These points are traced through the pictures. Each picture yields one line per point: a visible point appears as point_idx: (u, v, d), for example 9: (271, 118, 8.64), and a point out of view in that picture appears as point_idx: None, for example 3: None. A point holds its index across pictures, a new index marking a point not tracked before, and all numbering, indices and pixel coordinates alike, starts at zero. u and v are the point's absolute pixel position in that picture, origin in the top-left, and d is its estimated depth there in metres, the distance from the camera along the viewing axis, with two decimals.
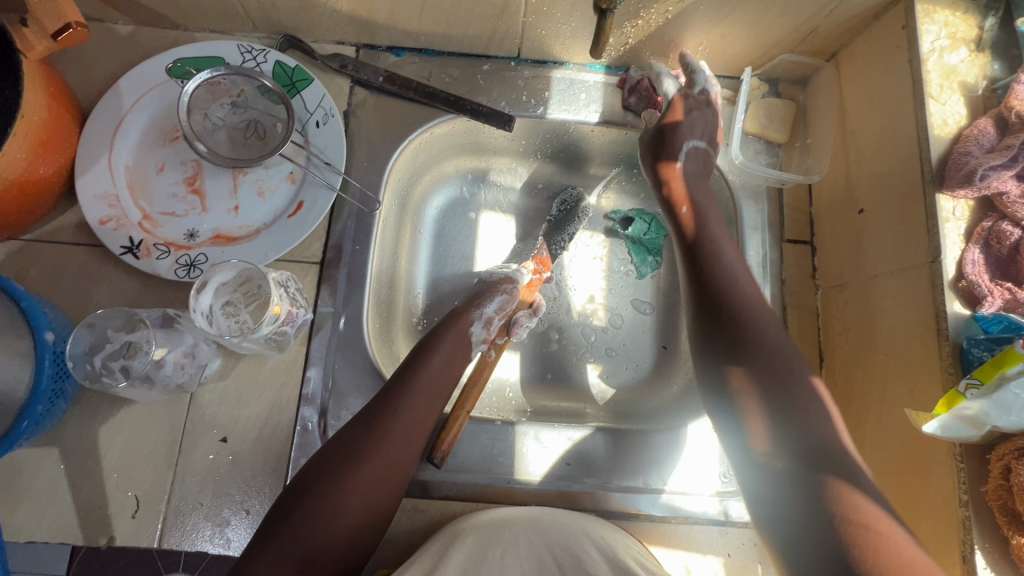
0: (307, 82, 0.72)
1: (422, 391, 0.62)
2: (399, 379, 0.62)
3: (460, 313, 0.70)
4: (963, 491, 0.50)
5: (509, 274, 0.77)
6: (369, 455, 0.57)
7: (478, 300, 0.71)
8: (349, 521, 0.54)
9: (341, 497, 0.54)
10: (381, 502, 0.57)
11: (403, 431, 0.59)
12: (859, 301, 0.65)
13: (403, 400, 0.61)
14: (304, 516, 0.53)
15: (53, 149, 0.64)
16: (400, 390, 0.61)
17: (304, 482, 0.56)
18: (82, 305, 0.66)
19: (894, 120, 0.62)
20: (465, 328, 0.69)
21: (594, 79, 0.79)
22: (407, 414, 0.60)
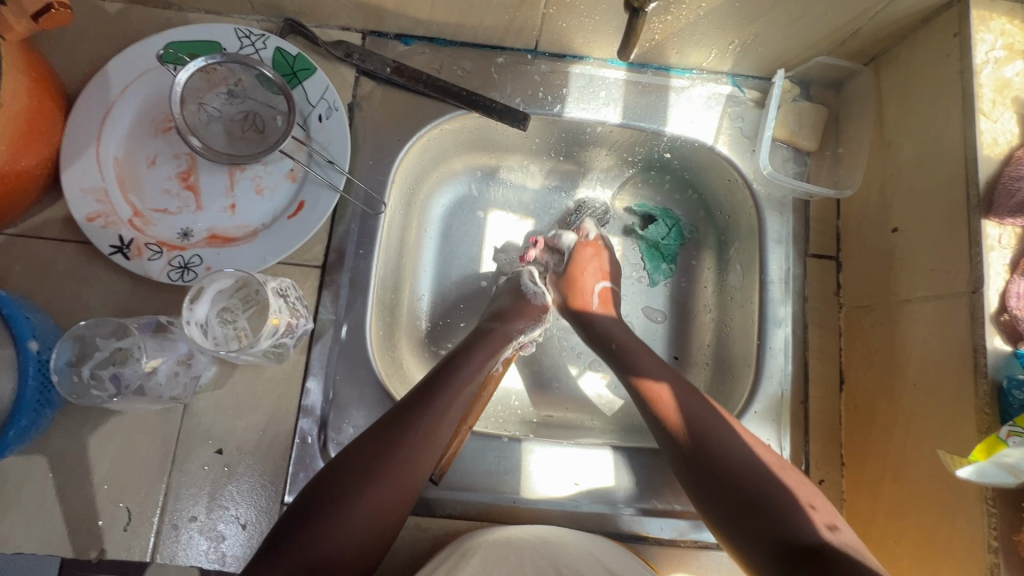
0: (309, 72, 0.67)
1: (441, 409, 0.58)
2: (422, 396, 0.58)
3: (497, 333, 0.68)
4: (993, 537, 0.48)
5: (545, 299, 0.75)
6: (377, 477, 0.53)
7: (508, 320, 0.70)
8: (349, 550, 0.50)
9: (350, 519, 0.50)
10: (383, 530, 0.52)
11: (416, 451, 0.55)
12: (887, 325, 0.62)
13: (421, 418, 0.56)
14: (301, 538, 0.49)
15: (36, 140, 0.59)
16: (419, 408, 0.57)
17: (312, 497, 0.51)
18: (69, 306, 0.63)
19: (938, 136, 0.58)
20: (498, 347, 0.66)
21: (614, 76, 0.74)
22: (422, 435, 0.56)
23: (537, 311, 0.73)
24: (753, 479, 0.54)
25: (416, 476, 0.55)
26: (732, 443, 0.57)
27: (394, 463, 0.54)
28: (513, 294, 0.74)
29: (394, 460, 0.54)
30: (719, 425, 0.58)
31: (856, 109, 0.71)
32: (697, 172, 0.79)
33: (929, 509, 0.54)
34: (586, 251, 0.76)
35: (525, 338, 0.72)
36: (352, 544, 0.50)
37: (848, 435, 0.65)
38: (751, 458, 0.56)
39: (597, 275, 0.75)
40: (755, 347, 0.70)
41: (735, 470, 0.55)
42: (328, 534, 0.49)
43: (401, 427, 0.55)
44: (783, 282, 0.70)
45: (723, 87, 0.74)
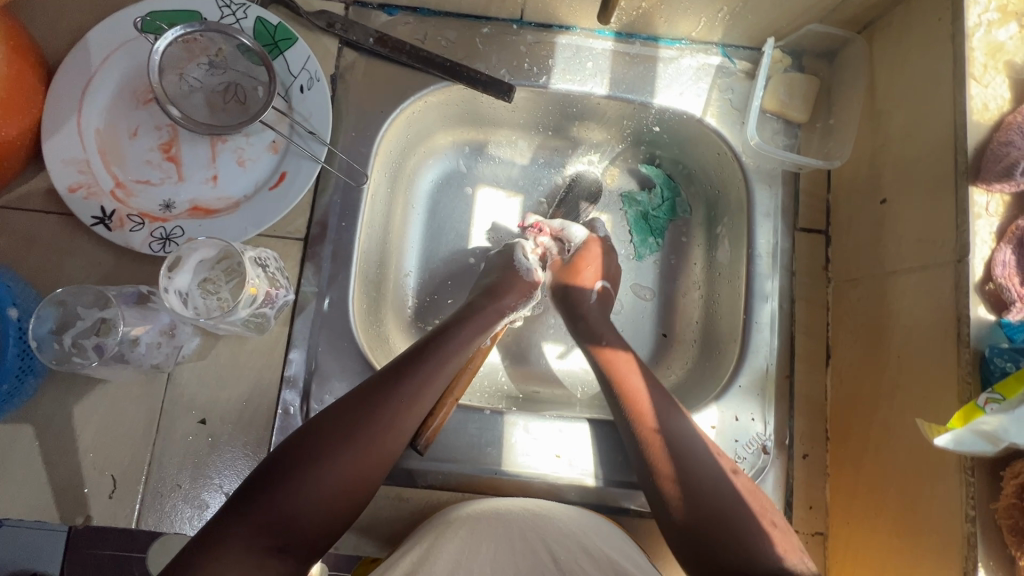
0: (291, 41, 0.66)
1: (424, 379, 0.58)
2: (405, 365, 0.59)
3: (488, 309, 0.68)
4: (970, 507, 0.47)
5: (531, 272, 0.74)
6: (353, 442, 0.53)
7: (495, 295, 0.70)
8: (319, 508, 0.51)
9: (318, 475, 0.51)
10: (355, 490, 0.53)
11: (395, 414, 0.56)
12: (873, 297, 0.61)
13: (402, 387, 0.57)
14: (270, 494, 0.50)
15: (15, 109, 0.59)
16: (401, 376, 0.57)
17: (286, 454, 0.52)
18: (53, 277, 0.63)
19: (928, 103, 0.57)
20: (489, 324, 0.67)
21: (602, 47, 0.73)
22: (401, 404, 0.56)
23: (527, 287, 0.73)
24: (726, 515, 0.55)
25: (393, 442, 0.55)
26: (688, 440, 0.59)
27: (372, 428, 0.54)
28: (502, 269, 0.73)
29: (371, 426, 0.54)
30: (676, 419, 0.61)
31: (848, 78, 0.69)
32: (687, 147, 0.78)
33: (908, 480, 0.53)
34: (592, 247, 0.76)
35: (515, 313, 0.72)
36: (322, 502, 0.51)
37: (833, 409, 0.65)
38: (721, 482, 0.57)
39: (595, 276, 0.74)
40: (741, 322, 0.69)
41: (692, 463, 0.58)
42: (299, 488, 0.51)
43: (382, 394, 0.56)
44: (770, 255, 0.69)
45: (712, 58, 0.73)
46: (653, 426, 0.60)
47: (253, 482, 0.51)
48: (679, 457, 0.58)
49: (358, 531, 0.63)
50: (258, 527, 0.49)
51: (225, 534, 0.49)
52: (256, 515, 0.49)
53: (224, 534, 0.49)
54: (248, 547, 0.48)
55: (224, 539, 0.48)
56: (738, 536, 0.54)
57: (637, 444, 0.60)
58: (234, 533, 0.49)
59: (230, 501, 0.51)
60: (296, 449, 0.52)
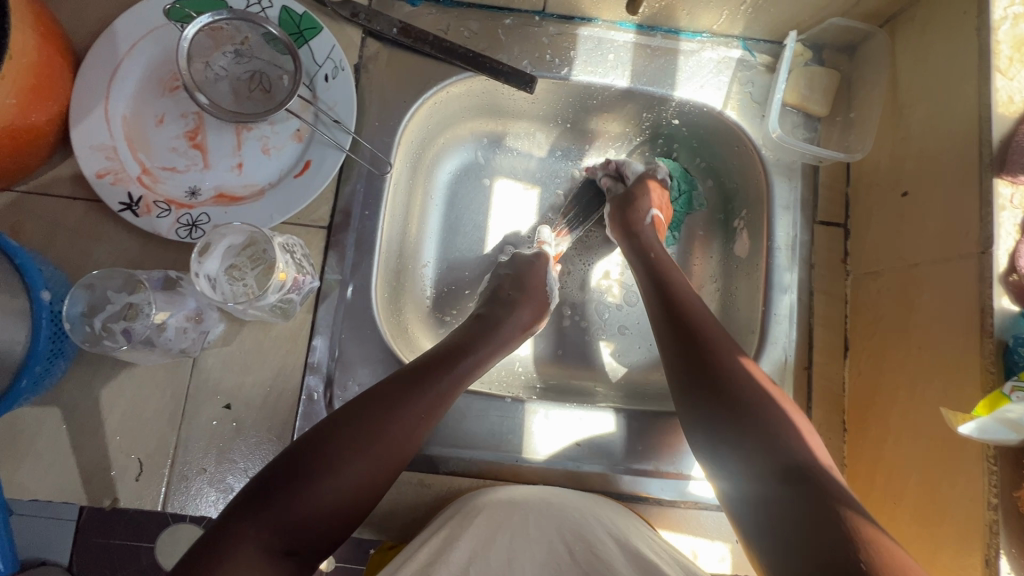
0: (316, 31, 0.67)
1: (442, 392, 0.57)
2: (425, 374, 0.58)
3: (505, 322, 0.67)
4: (993, 494, 0.48)
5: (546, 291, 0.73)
6: (371, 449, 0.52)
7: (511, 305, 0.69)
8: (331, 513, 0.50)
9: (338, 482, 0.50)
10: (370, 493, 0.52)
11: (415, 422, 0.55)
12: (893, 289, 0.62)
13: (422, 398, 0.56)
14: (282, 497, 0.48)
15: (45, 96, 0.59)
16: (420, 387, 0.57)
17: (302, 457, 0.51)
18: (80, 263, 0.64)
19: (952, 97, 0.57)
20: (506, 340, 0.66)
21: (623, 39, 0.73)
22: (420, 416, 0.55)
23: (546, 299, 0.72)
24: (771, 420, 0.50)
25: (409, 452, 0.55)
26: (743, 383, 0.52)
27: (391, 437, 0.53)
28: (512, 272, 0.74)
29: (389, 436, 0.53)
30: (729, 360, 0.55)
31: (869, 72, 0.70)
32: (706, 140, 0.79)
33: (928, 469, 0.54)
34: (648, 181, 0.75)
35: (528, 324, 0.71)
36: (334, 508, 0.50)
37: (850, 400, 0.65)
38: (781, 415, 0.50)
39: (653, 203, 0.73)
40: (760, 313, 0.70)
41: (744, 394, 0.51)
42: (316, 494, 0.49)
43: (402, 402, 0.55)
44: (789, 248, 0.70)
45: (733, 51, 0.73)
46: (708, 369, 0.54)
47: (262, 483, 0.49)
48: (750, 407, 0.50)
49: (380, 516, 0.64)
50: (266, 530, 0.47)
51: (230, 538, 0.46)
52: (266, 517, 0.48)
53: (227, 537, 0.46)
54: (255, 552, 0.46)
55: (234, 544, 0.46)
56: (762, 425, 0.49)
57: (701, 385, 0.53)
58: (240, 536, 0.47)
59: (236, 500, 0.49)
60: (311, 453, 0.51)
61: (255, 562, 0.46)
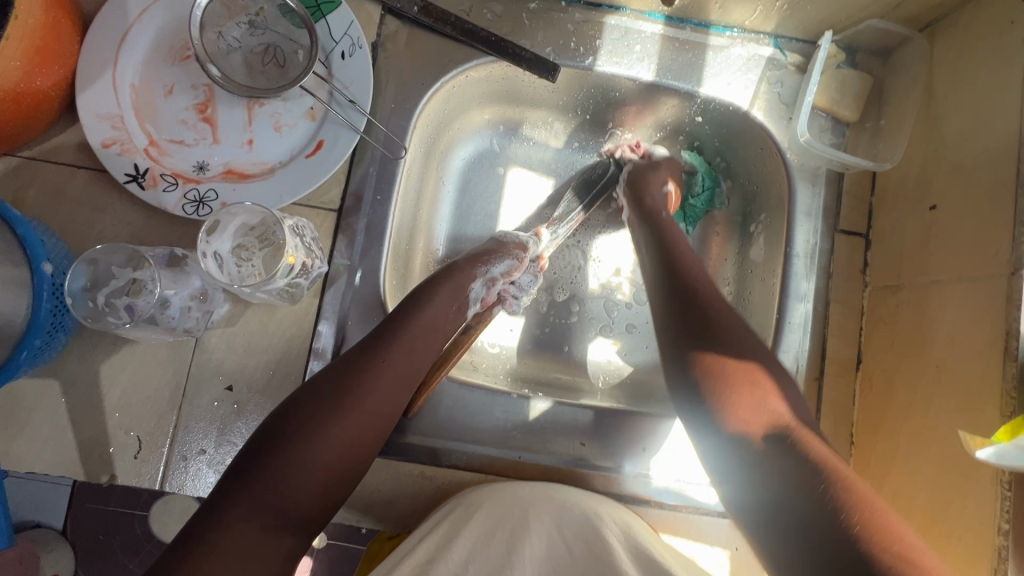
0: (334, 5, 0.64)
1: (407, 342, 0.56)
2: (387, 329, 0.57)
3: (464, 265, 0.64)
4: (1004, 520, 0.47)
5: (522, 240, 0.71)
6: (340, 411, 0.51)
7: (486, 258, 0.66)
8: (314, 484, 0.48)
9: (309, 449, 0.48)
10: (350, 464, 0.51)
11: (380, 383, 0.53)
12: (913, 306, 0.60)
13: (385, 353, 0.55)
14: (260, 472, 0.47)
15: (52, 59, 0.57)
16: (382, 341, 0.56)
17: (274, 430, 0.49)
18: (83, 235, 0.62)
19: (992, 108, 0.55)
20: (463, 282, 0.63)
21: (651, 30, 0.70)
22: (388, 369, 0.54)
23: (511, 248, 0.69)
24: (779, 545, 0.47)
25: (383, 409, 0.53)
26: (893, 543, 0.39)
27: (360, 395, 0.52)
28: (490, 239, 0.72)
29: (356, 394, 0.52)
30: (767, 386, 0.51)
31: (903, 78, 0.67)
32: (728, 139, 0.76)
33: (939, 489, 0.53)
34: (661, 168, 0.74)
35: (498, 275, 0.67)
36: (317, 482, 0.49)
37: (860, 414, 0.64)
38: None
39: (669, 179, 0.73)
40: (773, 321, 0.68)
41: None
42: (292, 466, 0.47)
43: (364, 364, 0.54)
44: (808, 256, 0.68)
45: (764, 48, 0.71)
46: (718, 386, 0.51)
47: (242, 462, 0.48)
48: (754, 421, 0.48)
49: (379, 506, 0.63)
50: (252, 508, 0.46)
51: (220, 521, 0.45)
52: (248, 497, 0.46)
53: (220, 519, 0.45)
54: (245, 528, 0.45)
55: (219, 527, 0.45)
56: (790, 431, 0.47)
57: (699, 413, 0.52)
58: (231, 519, 0.45)
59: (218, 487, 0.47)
60: (284, 424, 0.50)
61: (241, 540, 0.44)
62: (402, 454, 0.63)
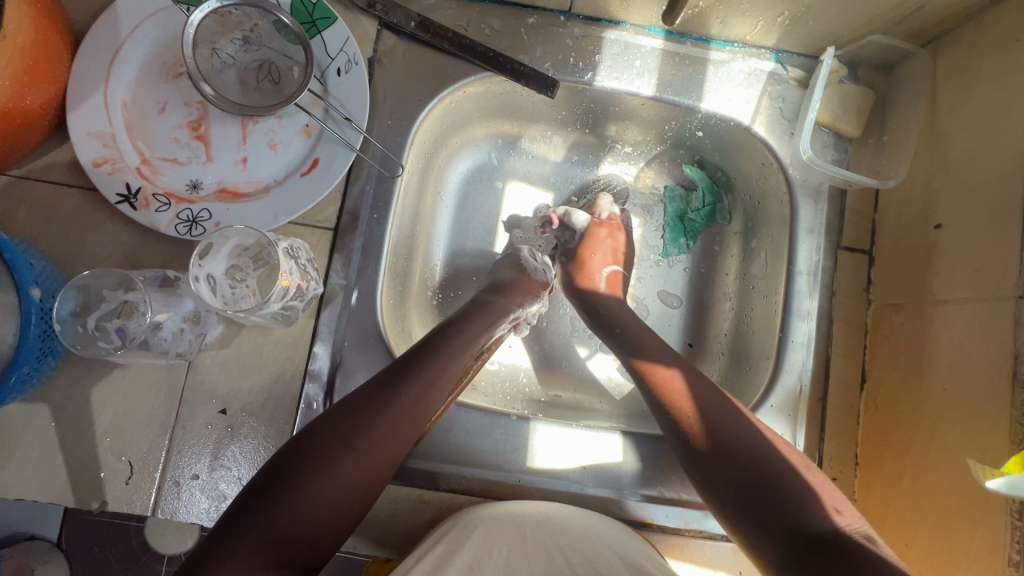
0: (329, 21, 0.63)
1: (430, 376, 0.55)
2: (410, 363, 0.56)
3: (495, 304, 0.65)
4: (1014, 549, 0.46)
5: (546, 277, 0.73)
6: (359, 443, 0.50)
7: (513, 297, 0.67)
8: (325, 515, 0.47)
9: (324, 480, 0.47)
10: (362, 497, 0.49)
11: (401, 416, 0.52)
12: (918, 326, 0.59)
13: (407, 388, 0.54)
14: (272, 502, 0.46)
15: (42, 77, 0.56)
16: (404, 374, 0.55)
17: (291, 459, 0.48)
18: (73, 255, 0.61)
19: (997, 127, 0.55)
20: (494, 321, 0.63)
21: (651, 45, 0.70)
22: (407, 405, 0.53)
23: (536, 287, 0.71)
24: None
25: (398, 445, 0.52)
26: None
27: (379, 426, 0.51)
28: (513, 268, 0.71)
29: (376, 426, 0.51)
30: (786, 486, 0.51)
31: (906, 94, 0.67)
32: (729, 154, 0.76)
33: (947, 514, 0.52)
34: None
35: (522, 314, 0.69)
36: (328, 513, 0.47)
37: (864, 435, 0.63)
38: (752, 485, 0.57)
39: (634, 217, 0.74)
40: (776, 339, 0.67)
41: None
42: (306, 497, 0.46)
43: (385, 395, 0.53)
44: (810, 274, 0.67)
45: (766, 63, 0.70)
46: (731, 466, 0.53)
47: (254, 489, 0.47)
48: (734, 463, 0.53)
49: (376, 531, 0.62)
50: (259, 539, 0.44)
51: (224, 553, 0.43)
52: (257, 527, 0.45)
53: (227, 548, 0.44)
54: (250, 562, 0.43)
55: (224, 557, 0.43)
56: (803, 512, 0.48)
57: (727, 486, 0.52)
58: (236, 550, 0.43)
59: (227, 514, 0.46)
60: (299, 452, 0.49)
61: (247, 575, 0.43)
62: (399, 477, 0.62)
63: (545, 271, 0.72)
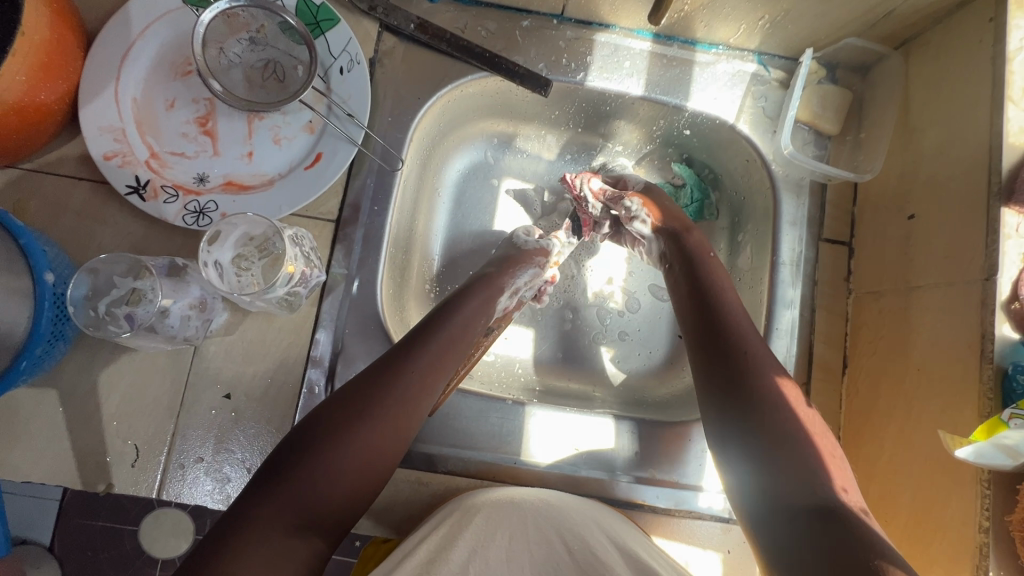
0: (333, 23, 0.66)
1: (438, 352, 0.57)
2: (414, 340, 0.58)
3: (495, 279, 0.66)
4: (984, 517, 0.48)
5: (543, 246, 0.72)
6: (373, 416, 0.52)
7: (513, 269, 0.68)
8: (344, 484, 0.49)
9: (344, 450, 0.49)
10: (377, 467, 0.51)
11: (412, 391, 0.54)
12: (895, 312, 0.62)
13: (416, 363, 0.56)
14: (291, 478, 0.47)
15: (56, 73, 0.59)
16: (412, 351, 0.57)
17: (309, 432, 0.50)
18: (83, 245, 0.63)
19: (963, 122, 0.58)
20: (494, 295, 0.65)
21: (640, 47, 0.73)
22: (417, 380, 0.55)
23: (536, 260, 0.71)
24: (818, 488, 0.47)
25: (408, 420, 0.54)
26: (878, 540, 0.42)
27: (391, 399, 0.53)
28: (505, 247, 0.73)
29: (389, 400, 0.53)
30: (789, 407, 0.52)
31: (881, 93, 0.70)
32: (715, 152, 0.79)
33: (922, 488, 0.55)
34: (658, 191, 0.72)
35: (524, 288, 0.69)
36: (348, 482, 0.49)
37: (846, 418, 0.66)
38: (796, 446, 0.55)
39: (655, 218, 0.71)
40: (762, 327, 0.70)
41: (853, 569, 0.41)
42: (325, 469, 0.48)
43: (398, 370, 0.55)
44: (793, 264, 0.70)
45: (749, 65, 0.74)
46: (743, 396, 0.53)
47: (274, 461, 0.49)
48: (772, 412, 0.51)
49: (376, 512, 0.63)
50: (281, 510, 0.46)
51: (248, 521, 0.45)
52: (282, 497, 0.47)
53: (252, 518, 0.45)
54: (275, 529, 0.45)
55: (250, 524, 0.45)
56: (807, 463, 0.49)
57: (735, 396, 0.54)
58: (261, 521, 0.45)
59: (249, 485, 0.48)
60: (314, 429, 0.50)
61: (274, 542, 0.45)
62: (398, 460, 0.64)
63: (544, 242, 0.73)
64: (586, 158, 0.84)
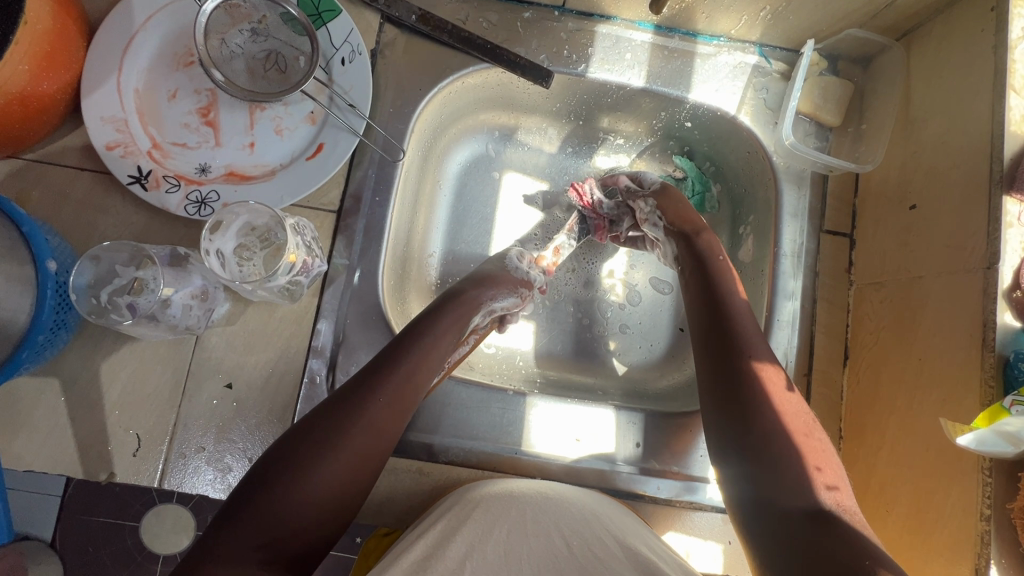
0: (334, 13, 0.66)
1: (408, 370, 0.57)
2: (387, 361, 0.57)
3: (466, 298, 0.65)
4: (986, 505, 0.48)
5: (528, 276, 0.72)
6: (344, 439, 0.51)
7: (489, 289, 0.68)
8: (316, 508, 0.49)
9: (314, 475, 0.49)
10: (351, 491, 0.51)
11: (383, 410, 0.54)
12: (896, 302, 0.62)
13: (387, 382, 0.56)
14: (259, 506, 0.47)
15: (59, 63, 0.59)
16: (383, 371, 0.57)
17: (277, 459, 0.50)
18: (85, 235, 0.63)
19: (964, 113, 0.58)
20: (465, 314, 0.64)
21: (641, 39, 0.73)
22: (387, 401, 0.55)
23: (521, 286, 0.71)
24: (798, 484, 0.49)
25: (381, 440, 0.54)
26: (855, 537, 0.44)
27: (361, 421, 0.53)
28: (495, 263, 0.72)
29: (360, 422, 0.53)
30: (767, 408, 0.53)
31: (882, 85, 0.70)
32: (716, 145, 0.79)
33: (923, 477, 0.55)
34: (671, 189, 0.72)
35: (499, 307, 0.69)
36: (320, 506, 0.49)
37: (847, 409, 0.66)
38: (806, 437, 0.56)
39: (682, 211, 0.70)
40: (763, 318, 0.70)
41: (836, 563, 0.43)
42: (294, 496, 0.48)
43: (368, 392, 0.55)
44: (795, 255, 0.70)
45: (750, 57, 0.73)
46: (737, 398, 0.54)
47: (244, 490, 0.49)
48: (760, 413, 0.53)
49: (377, 502, 0.64)
50: (252, 541, 0.46)
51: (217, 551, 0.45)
52: (251, 526, 0.46)
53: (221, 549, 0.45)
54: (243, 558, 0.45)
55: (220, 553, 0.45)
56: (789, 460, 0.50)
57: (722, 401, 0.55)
58: (230, 551, 0.45)
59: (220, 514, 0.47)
60: (281, 456, 0.50)
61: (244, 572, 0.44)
62: (399, 450, 0.64)
63: (531, 273, 0.72)
64: (588, 150, 0.84)
